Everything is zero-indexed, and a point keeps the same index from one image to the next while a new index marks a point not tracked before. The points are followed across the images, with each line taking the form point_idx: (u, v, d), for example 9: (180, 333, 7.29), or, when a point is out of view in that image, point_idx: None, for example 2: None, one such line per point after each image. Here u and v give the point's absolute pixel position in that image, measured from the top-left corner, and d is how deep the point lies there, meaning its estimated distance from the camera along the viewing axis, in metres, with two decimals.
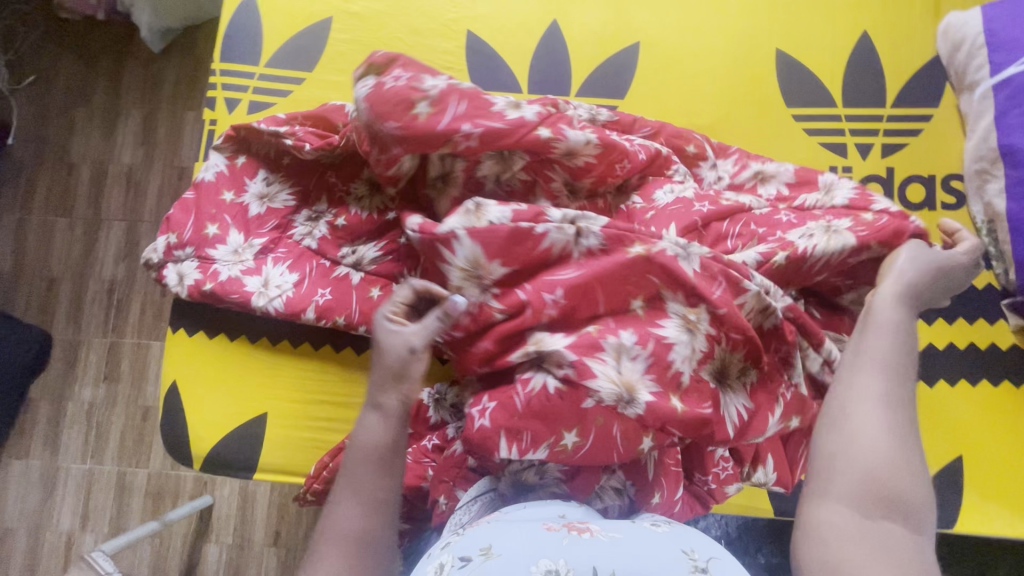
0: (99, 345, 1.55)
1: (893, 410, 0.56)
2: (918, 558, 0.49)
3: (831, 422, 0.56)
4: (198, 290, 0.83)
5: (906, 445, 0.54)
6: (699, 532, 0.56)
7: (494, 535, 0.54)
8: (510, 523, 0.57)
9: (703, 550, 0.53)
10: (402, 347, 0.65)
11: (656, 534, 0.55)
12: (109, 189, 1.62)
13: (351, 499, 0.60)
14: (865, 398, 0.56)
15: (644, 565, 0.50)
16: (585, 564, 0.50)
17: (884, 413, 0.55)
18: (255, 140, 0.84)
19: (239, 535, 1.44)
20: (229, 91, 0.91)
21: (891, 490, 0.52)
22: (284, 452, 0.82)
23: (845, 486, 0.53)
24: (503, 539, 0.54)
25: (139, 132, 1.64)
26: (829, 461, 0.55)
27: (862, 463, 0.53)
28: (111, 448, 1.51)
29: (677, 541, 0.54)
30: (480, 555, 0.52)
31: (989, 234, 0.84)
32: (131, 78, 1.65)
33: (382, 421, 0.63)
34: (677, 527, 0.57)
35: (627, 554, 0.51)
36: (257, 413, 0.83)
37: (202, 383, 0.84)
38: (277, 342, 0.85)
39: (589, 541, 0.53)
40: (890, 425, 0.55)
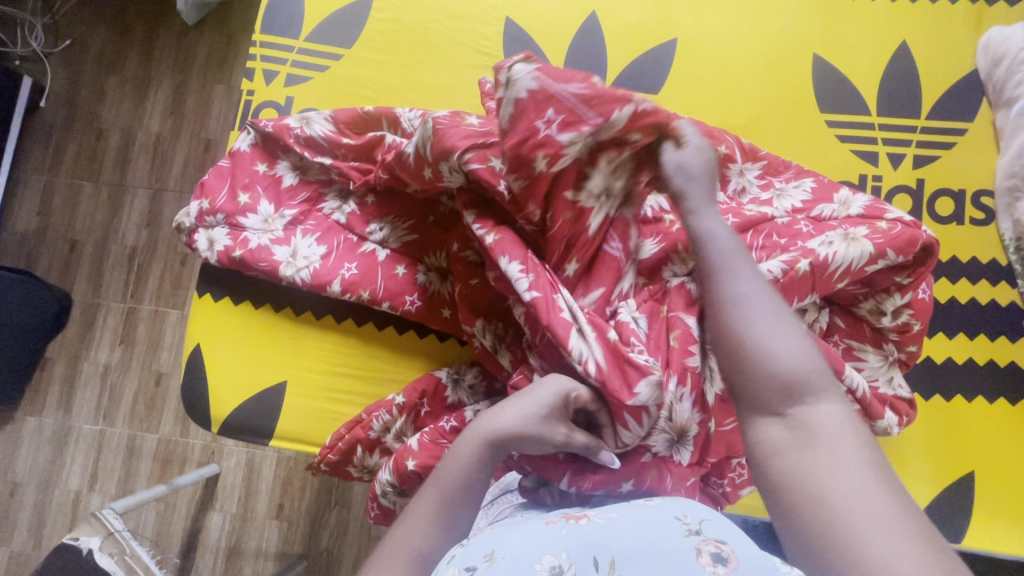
0: (117, 310, 1.57)
1: (769, 304, 0.54)
2: (848, 425, 0.49)
3: (722, 347, 0.54)
4: (227, 256, 0.84)
5: (793, 329, 0.53)
6: (689, 500, 0.57)
7: (494, 540, 0.53)
8: (510, 526, 0.56)
9: (694, 514, 0.54)
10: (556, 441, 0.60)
11: (649, 509, 0.54)
12: (136, 156, 1.64)
13: (423, 517, 0.57)
14: (741, 306, 0.54)
15: (647, 540, 0.50)
16: (586, 555, 0.49)
17: (761, 311, 0.53)
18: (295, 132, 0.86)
19: (243, 505, 1.46)
20: (267, 63, 0.92)
21: (798, 387, 0.51)
22: (301, 421, 0.83)
23: (764, 396, 0.51)
24: (505, 543, 0.52)
25: (169, 101, 1.65)
26: (741, 382, 0.53)
27: (767, 373, 0.51)
28: (123, 411, 1.53)
29: (670, 508, 0.54)
30: (484, 562, 0.51)
31: (1018, 252, 0.86)
32: (165, 48, 1.67)
33: (480, 450, 0.59)
34: (668, 498, 0.57)
35: (626, 531, 0.51)
36: (276, 380, 0.84)
37: (225, 347, 0.85)
38: (299, 313, 0.86)
39: (588, 527, 0.53)
40: (775, 319, 0.53)
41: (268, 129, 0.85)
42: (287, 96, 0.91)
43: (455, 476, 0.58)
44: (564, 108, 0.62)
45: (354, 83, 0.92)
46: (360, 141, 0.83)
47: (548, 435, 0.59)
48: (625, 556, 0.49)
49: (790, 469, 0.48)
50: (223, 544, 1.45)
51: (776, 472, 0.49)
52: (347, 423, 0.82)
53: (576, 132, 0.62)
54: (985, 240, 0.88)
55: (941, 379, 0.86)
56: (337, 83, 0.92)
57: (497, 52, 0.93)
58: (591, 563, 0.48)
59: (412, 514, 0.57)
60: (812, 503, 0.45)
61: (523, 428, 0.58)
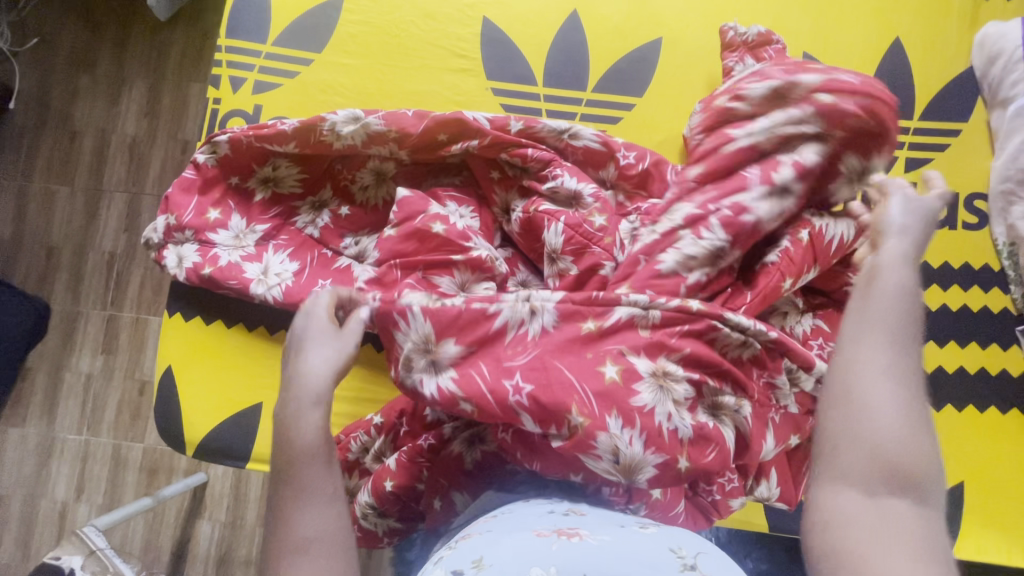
0: (98, 317, 1.54)
1: (904, 384, 0.45)
2: (940, 553, 0.40)
3: (829, 395, 0.46)
4: (197, 274, 0.81)
5: (922, 425, 0.44)
6: (686, 531, 0.56)
7: (485, 546, 0.52)
8: (499, 534, 0.54)
9: (689, 547, 0.52)
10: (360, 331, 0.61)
11: (644, 535, 0.53)
12: (112, 159, 1.59)
13: (311, 501, 0.52)
14: (872, 369, 0.45)
15: (635, 565, 0.48)
16: (575, 569, 0.48)
17: (893, 389, 0.44)
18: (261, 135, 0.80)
19: (232, 513, 1.45)
20: (234, 69, 0.88)
21: (906, 476, 0.42)
22: None
23: (854, 465, 0.44)
24: (494, 551, 0.51)
25: (145, 101, 1.60)
26: (831, 445, 0.45)
27: (869, 451, 0.43)
28: (107, 421, 1.51)
29: (663, 539, 0.53)
30: (471, 568, 0.49)
31: (1010, 258, 0.84)
32: (137, 45, 1.62)
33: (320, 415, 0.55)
34: (664, 528, 0.56)
35: (617, 554, 0.50)
36: (251, 402, 0.82)
37: (198, 368, 0.82)
38: (274, 332, 0.84)
39: (578, 545, 0.51)
40: (903, 404, 0.44)
41: (230, 138, 0.80)
42: (256, 104, 0.87)
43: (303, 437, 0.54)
44: (836, 80, 0.69)
45: (325, 89, 0.88)
46: (303, 124, 0.78)
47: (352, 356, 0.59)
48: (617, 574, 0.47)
49: (848, 548, 0.41)
50: (213, 552, 1.44)
51: (827, 547, 0.42)
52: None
53: (838, 95, 0.67)
54: (978, 245, 0.86)
55: (932, 388, 0.84)
56: (308, 89, 0.88)
57: (474, 53, 0.89)
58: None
59: (303, 499, 0.52)
60: None
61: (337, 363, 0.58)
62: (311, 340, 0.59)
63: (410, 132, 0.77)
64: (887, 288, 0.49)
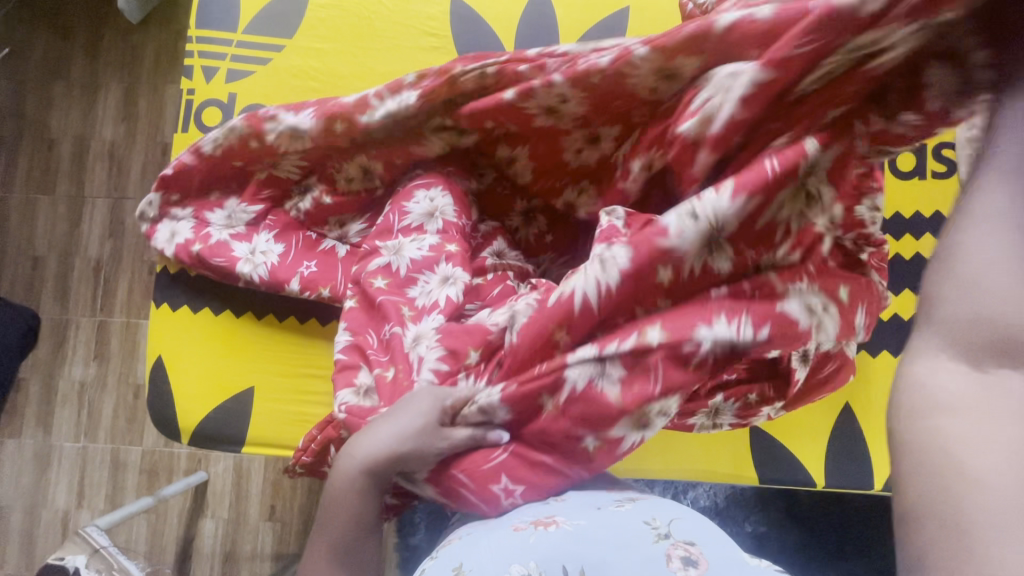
0: (88, 324, 1.54)
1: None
2: None
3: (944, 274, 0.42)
4: (187, 250, 0.82)
5: None
6: (664, 502, 0.57)
7: (463, 552, 0.52)
8: (480, 535, 0.55)
9: (664, 516, 0.54)
10: (384, 451, 0.60)
11: (618, 513, 0.55)
12: (92, 165, 1.59)
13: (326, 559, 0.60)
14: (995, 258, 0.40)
15: (615, 553, 0.50)
16: (555, 562, 0.49)
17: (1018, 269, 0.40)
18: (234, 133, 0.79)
19: (235, 510, 1.45)
20: (206, 59, 0.88)
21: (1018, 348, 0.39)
22: (270, 426, 0.82)
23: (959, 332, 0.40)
24: (474, 555, 0.51)
25: (121, 105, 1.60)
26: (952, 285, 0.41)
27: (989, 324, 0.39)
28: (103, 426, 1.51)
29: (639, 513, 0.55)
30: None
31: None
32: (110, 49, 1.61)
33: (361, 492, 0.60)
34: (639, 502, 0.57)
35: (597, 540, 0.51)
36: (242, 387, 0.82)
37: (188, 357, 0.83)
38: (261, 316, 0.84)
39: (556, 535, 0.52)
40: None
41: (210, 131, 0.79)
42: (229, 93, 0.87)
43: (347, 513, 0.60)
44: None
45: (298, 75, 0.88)
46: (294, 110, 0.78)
47: (426, 447, 0.60)
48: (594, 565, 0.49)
49: (944, 419, 0.39)
50: (218, 549, 1.45)
51: (923, 426, 0.40)
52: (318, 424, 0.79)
53: None
54: (949, 192, 0.87)
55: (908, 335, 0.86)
56: (281, 75, 0.88)
57: (444, 31, 0.90)
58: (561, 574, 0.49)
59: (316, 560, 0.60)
60: (940, 468, 0.37)
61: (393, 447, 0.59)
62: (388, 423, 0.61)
63: None
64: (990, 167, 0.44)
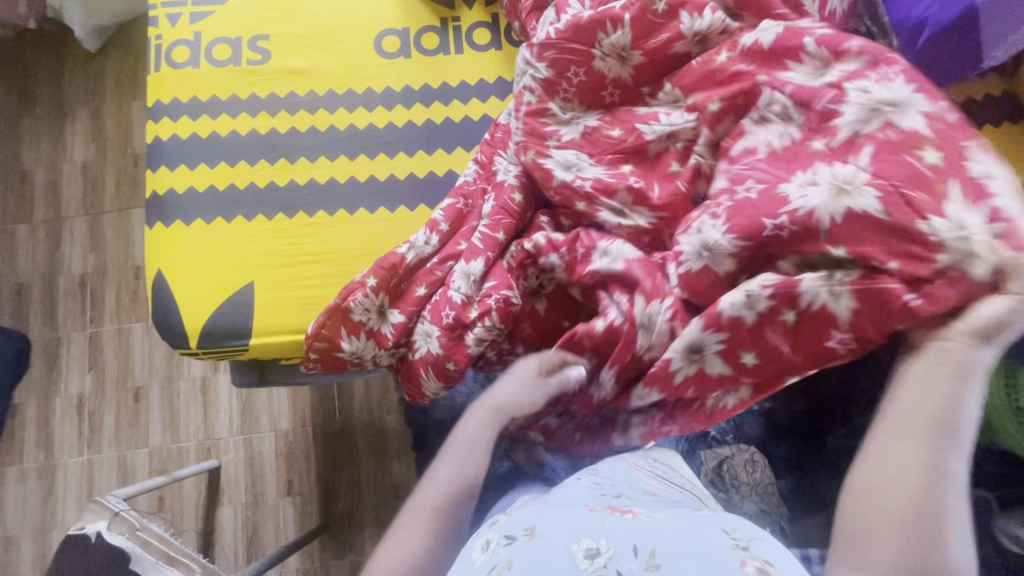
0: (80, 339, 1.55)
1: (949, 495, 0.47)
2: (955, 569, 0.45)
3: (871, 455, 0.51)
4: (208, 149, 0.91)
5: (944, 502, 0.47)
6: (742, 517, 0.55)
7: (536, 515, 0.56)
8: (556, 506, 0.58)
9: (744, 531, 0.52)
10: (528, 396, 0.71)
11: (697, 515, 0.54)
12: (67, 188, 1.64)
13: (473, 415, 0.70)
14: (913, 461, 0.48)
15: (684, 540, 0.50)
16: (625, 543, 0.50)
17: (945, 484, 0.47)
18: (255, 49, 0.95)
19: (252, 492, 1.45)
20: (170, 7, 0.97)
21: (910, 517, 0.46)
22: (278, 315, 0.86)
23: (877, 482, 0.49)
24: (547, 520, 0.54)
25: (89, 128, 1.66)
26: (908, 462, 0.48)
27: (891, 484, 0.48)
28: (107, 435, 1.50)
29: (718, 522, 0.53)
30: (525, 534, 0.54)
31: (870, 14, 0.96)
32: (72, 78, 1.69)
33: (525, 381, 0.71)
34: (723, 513, 0.56)
35: (668, 532, 0.51)
36: (243, 283, 0.86)
37: (188, 266, 0.87)
38: (253, 218, 0.89)
39: (631, 521, 0.53)
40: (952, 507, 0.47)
41: (237, 66, 0.94)
42: (195, 32, 0.96)
43: (507, 391, 0.71)
44: None
45: (255, 7, 0.97)
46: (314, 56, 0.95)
47: (535, 398, 0.71)
48: (664, 546, 0.49)
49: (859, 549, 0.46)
50: (240, 535, 1.43)
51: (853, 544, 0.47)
52: (324, 311, 0.82)
53: None
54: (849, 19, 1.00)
55: None
56: (239, 10, 0.96)
57: None
58: (630, 552, 0.49)
59: (438, 471, 0.65)
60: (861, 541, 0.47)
61: (517, 390, 0.71)
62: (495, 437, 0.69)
63: None
64: (948, 440, 0.49)
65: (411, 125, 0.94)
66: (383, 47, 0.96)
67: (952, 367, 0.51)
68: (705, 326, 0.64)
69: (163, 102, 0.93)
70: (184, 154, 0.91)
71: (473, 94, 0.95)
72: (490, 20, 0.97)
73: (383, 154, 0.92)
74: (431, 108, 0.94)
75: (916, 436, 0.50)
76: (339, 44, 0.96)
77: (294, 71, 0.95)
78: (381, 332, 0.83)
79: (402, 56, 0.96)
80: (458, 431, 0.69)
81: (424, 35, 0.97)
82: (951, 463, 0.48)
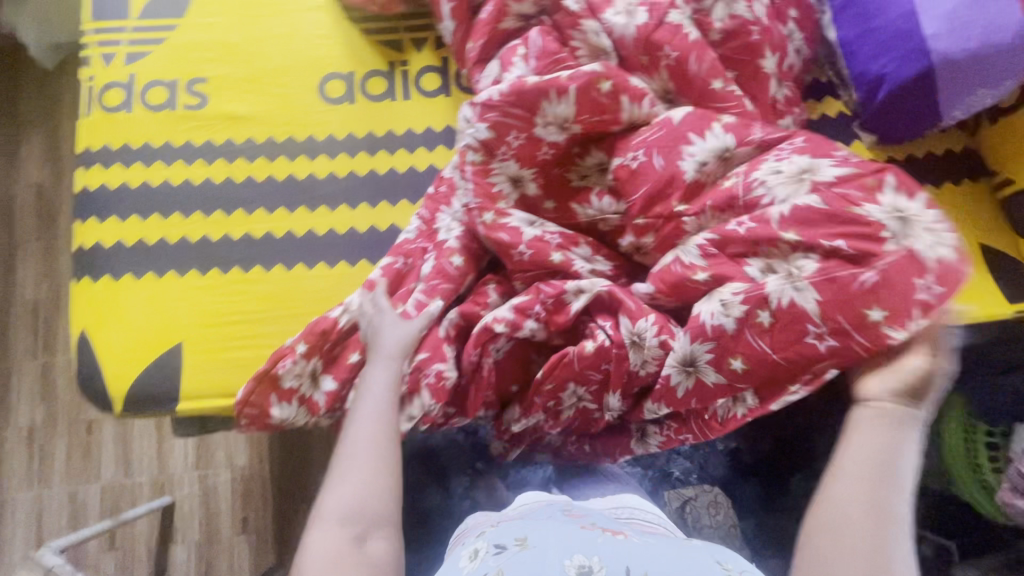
0: (31, 368, 1.50)
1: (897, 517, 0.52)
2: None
3: (839, 471, 0.55)
4: (140, 199, 0.88)
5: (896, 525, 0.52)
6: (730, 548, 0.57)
7: (527, 527, 0.57)
8: (546, 521, 0.59)
9: (736, 562, 0.54)
10: (402, 334, 0.72)
11: (689, 544, 0.56)
12: (19, 211, 1.58)
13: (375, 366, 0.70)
14: (873, 484, 0.53)
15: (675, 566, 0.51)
16: (618, 564, 0.51)
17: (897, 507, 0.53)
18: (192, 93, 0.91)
19: (206, 529, 1.42)
20: (103, 46, 0.92)
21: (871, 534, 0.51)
22: (209, 377, 0.83)
23: (843, 496, 0.53)
24: (538, 532, 0.56)
25: (44, 148, 1.61)
26: (868, 482, 0.53)
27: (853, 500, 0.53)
28: (57, 469, 1.45)
29: (711, 551, 0.55)
30: (515, 545, 0.55)
31: (831, 65, 0.93)
32: (26, 96, 1.63)
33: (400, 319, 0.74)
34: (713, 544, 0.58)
35: (655, 555, 0.52)
36: (174, 343, 0.83)
37: (115, 324, 0.84)
38: (185, 274, 0.86)
39: (622, 542, 0.54)
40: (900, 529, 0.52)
41: (173, 110, 0.90)
42: (129, 73, 0.91)
43: (394, 338, 0.72)
44: None
45: (193, 48, 0.93)
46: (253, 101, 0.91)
47: (413, 327, 0.73)
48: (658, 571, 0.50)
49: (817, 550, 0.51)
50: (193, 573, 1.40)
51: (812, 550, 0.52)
52: (254, 376, 0.79)
53: None
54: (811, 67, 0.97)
55: None
56: (176, 50, 0.92)
57: None
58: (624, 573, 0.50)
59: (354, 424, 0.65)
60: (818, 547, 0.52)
61: (404, 336, 0.72)
62: (398, 375, 0.70)
63: None
64: (900, 472, 0.54)
65: (354, 175, 0.90)
66: (326, 92, 0.92)
67: (892, 421, 0.56)
68: (693, 337, 0.67)
69: (93, 148, 0.89)
70: (115, 204, 0.87)
71: (419, 143, 0.92)
72: (439, 64, 0.94)
73: (324, 206, 0.89)
74: (375, 157, 0.91)
75: (880, 462, 0.54)
76: (280, 88, 0.92)
77: (233, 117, 0.91)
78: (313, 401, 0.80)
79: (346, 102, 0.92)
80: (366, 382, 0.68)
81: (370, 80, 0.93)
82: (897, 490, 0.53)
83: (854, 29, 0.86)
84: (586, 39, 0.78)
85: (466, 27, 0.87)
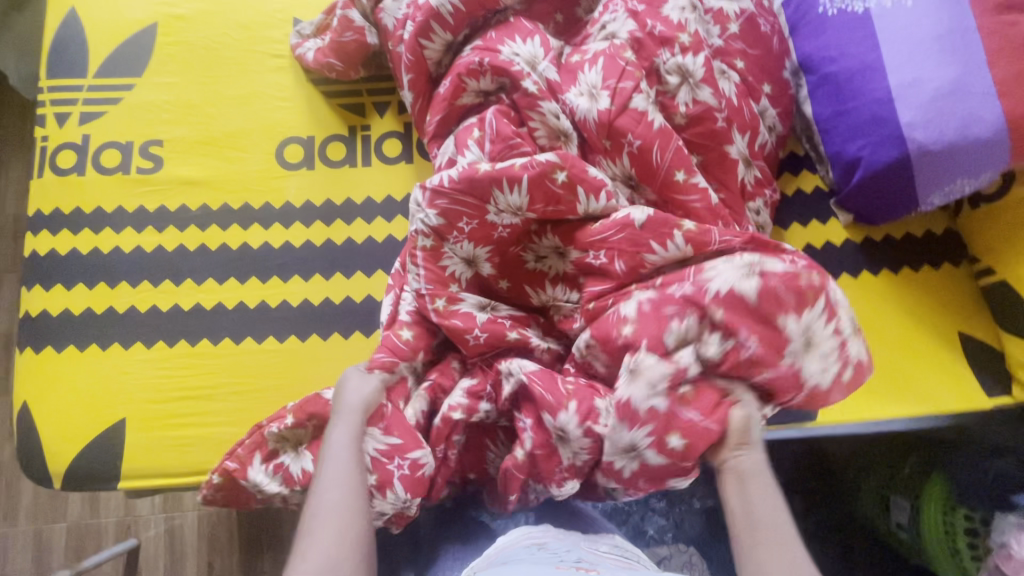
0: (2, 402, 1.49)
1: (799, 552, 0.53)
2: None
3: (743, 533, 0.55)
4: (88, 266, 0.85)
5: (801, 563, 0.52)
6: None
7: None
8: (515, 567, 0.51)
9: None
10: (365, 391, 0.68)
11: None
12: None
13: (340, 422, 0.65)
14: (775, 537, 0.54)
15: None
16: None
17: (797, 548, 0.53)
18: (146, 156, 0.89)
19: (171, 574, 1.39)
20: (58, 106, 0.90)
21: None
22: (148, 456, 0.80)
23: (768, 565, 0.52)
24: None
25: (24, 180, 1.60)
26: (760, 531, 0.54)
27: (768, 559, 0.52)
28: (24, 507, 1.44)
29: None
30: None
31: (808, 140, 0.89)
32: (7, 126, 1.62)
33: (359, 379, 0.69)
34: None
35: None
36: (115, 420, 0.81)
37: (56, 397, 0.81)
38: (130, 346, 0.83)
39: None
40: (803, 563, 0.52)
41: (126, 174, 0.88)
42: (84, 135, 0.89)
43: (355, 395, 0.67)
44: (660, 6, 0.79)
45: (150, 109, 0.90)
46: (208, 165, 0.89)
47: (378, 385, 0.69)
48: None
49: None
50: None
51: None
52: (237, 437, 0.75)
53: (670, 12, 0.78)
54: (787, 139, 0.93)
55: None
56: (134, 111, 0.90)
57: (288, 52, 0.94)
58: None
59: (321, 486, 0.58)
60: None
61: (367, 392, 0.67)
62: (360, 434, 0.64)
63: (343, 52, 0.88)
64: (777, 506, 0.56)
65: (309, 244, 0.88)
66: (284, 157, 0.90)
67: (740, 445, 0.60)
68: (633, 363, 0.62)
69: (43, 212, 0.87)
70: (63, 271, 0.85)
71: (377, 212, 0.89)
72: (401, 130, 0.91)
73: (276, 277, 0.86)
74: (332, 226, 0.88)
75: (759, 497, 0.57)
76: (237, 152, 0.90)
77: (186, 182, 0.88)
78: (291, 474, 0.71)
79: (304, 167, 0.90)
80: (329, 441, 0.63)
81: (330, 145, 0.91)
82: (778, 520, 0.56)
83: (829, 108, 0.83)
84: (545, 120, 0.74)
85: (426, 98, 0.84)
